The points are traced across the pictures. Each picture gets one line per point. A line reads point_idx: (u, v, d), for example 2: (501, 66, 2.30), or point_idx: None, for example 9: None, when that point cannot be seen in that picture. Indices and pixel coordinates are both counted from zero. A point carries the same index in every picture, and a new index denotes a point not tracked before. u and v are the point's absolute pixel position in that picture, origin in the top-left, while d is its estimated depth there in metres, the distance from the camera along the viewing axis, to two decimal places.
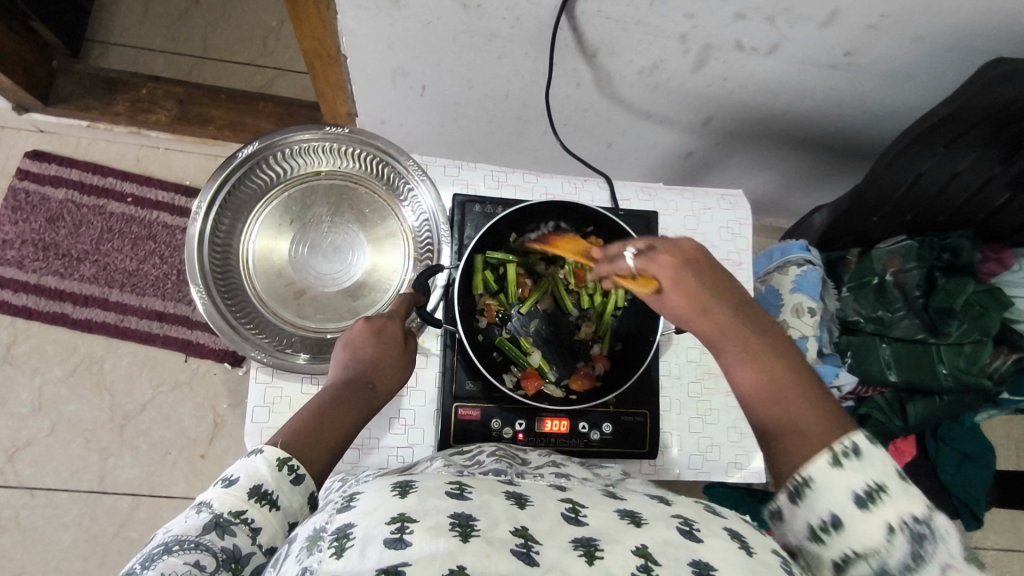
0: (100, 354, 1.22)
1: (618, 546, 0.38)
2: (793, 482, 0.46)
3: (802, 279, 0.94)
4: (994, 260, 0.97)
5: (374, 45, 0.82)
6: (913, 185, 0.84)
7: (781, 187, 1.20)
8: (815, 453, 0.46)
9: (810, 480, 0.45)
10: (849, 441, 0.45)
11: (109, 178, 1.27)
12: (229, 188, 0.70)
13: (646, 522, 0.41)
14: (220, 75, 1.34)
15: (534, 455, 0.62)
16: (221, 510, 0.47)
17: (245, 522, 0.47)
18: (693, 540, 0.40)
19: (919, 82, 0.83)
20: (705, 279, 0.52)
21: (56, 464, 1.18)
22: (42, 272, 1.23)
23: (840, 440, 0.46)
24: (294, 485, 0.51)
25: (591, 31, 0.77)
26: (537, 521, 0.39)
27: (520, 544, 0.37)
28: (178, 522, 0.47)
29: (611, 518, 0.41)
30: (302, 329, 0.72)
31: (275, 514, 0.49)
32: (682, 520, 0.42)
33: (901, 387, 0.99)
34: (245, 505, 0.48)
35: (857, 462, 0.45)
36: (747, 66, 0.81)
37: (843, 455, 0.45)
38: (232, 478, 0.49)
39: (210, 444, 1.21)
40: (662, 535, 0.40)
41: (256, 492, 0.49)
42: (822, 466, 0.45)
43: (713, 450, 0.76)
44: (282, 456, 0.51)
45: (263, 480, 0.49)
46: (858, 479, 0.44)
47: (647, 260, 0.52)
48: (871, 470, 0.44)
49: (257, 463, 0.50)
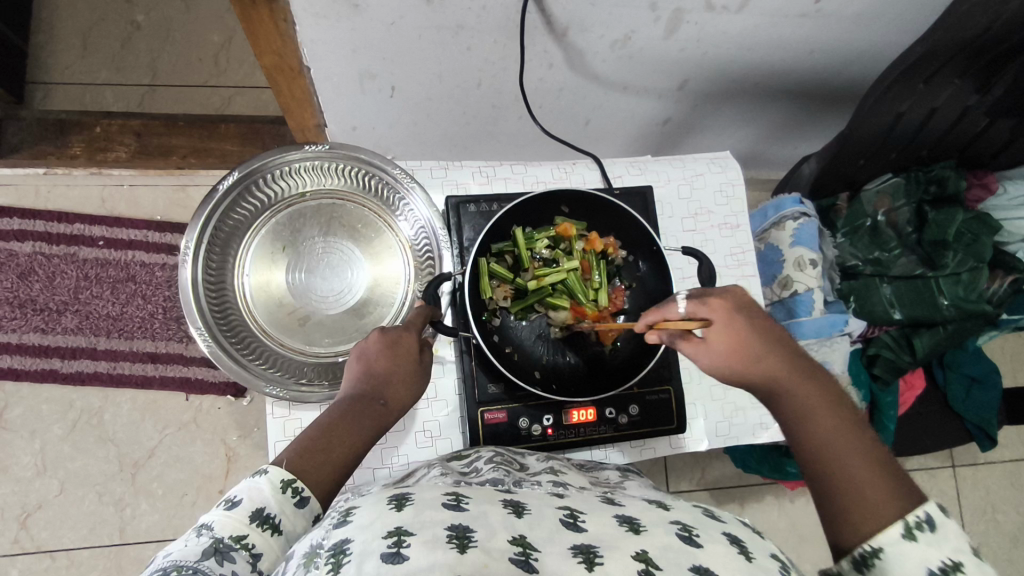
0: (98, 405, 1.19)
1: (617, 553, 0.38)
2: (860, 550, 0.45)
3: (801, 233, 0.95)
4: (980, 186, 0.99)
5: (338, 52, 0.80)
6: (895, 124, 0.84)
7: (760, 140, 1.20)
8: (886, 524, 0.45)
9: (880, 550, 0.44)
10: (924, 513, 0.45)
11: (75, 224, 1.22)
12: (214, 224, 0.68)
13: (645, 530, 0.42)
14: (175, 102, 1.29)
15: (531, 460, 0.62)
16: (221, 534, 0.46)
17: (246, 547, 0.46)
18: (694, 546, 0.41)
19: (888, 20, 0.82)
20: (762, 331, 0.54)
21: (72, 523, 1.15)
22: (23, 330, 1.18)
23: (912, 511, 0.45)
24: (298, 508, 0.49)
25: (560, 10, 0.75)
26: (535, 528, 0.40)
27: (519, 553, 0.37)
28: (177, 547, 0.45)
29: (609, 524, 0.42)
30: (314, 356, 0.70)
31: (278, 539, 0.47)
32: (682, 526, 0.43)
33: (906, 323, 1.01)
34: (245, 530, 0.47)
35: (931, 534, 0.44)
36: (719, 25, 0.80)
37: (916, 528, 0.44)
38: (234, 501, 0.48)
39: (226, 478, 1.19)
40: (662, 541, 0.40)
41: (258, 516, 0.47)
42: (894, 537, 0.44)
43: (738, 415, 0.76)
44: (287, 477, 0.50)
45: (266, 504, 0.48)
46: (933, 554, 0.43)
47: (700, 304, 0.55)
48: (947, 546, 0.44)
49: (261, 485, 0.49)
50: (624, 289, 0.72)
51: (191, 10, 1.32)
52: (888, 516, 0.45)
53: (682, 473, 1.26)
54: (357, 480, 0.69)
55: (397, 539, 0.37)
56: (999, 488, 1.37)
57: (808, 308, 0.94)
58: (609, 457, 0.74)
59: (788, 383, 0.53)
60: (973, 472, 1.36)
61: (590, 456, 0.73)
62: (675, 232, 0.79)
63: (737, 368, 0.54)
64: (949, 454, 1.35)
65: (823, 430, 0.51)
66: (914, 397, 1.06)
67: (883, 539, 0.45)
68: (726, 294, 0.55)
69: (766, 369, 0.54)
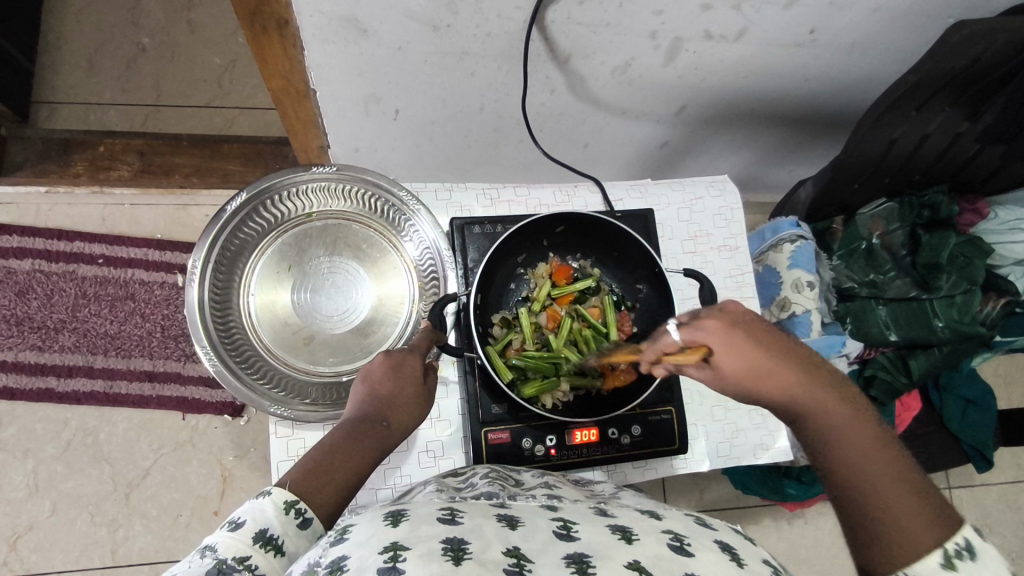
0: (93, 425, 1.18)
1: (611, 562, 0.38)
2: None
3: (797, 255, 0.97)
4: (971, 211, 1.01)
5: (343, 76, 0.81)
6: (888, 150, 0.86)
7: (756, 164, 1.22)
8: (924, 553, 0.44)
9: None
10: (962, 540, 0.44)
11: (75, 242, 1.22)
12: (222, 243, 0.69)
13: (637, 539, 0.42)
14: (178, 121, 1.30)
15: (527, 476, 0.62)
16: (224, 555, 0.45)
17: (249, 567, 0.45)
18: (684, 555, 0.41)
19: (879, 50, 0.85)
20: (778, 351, 0.50)
21: (63, 546, 1.13)
22: (19, 348, 1.18)
23: (952, 540, 0.44)
24: (302, 529, 0.49)
25: (562, 37, 0.77)
26: (528, 540, 0.40)
27: (513, 564, 0.37)
28: (180, 568, 0.44)
29: (602, 533, 0.42)
30: (316, 375, 0.71)
31: (281, 560, 0.47)
32: (673, 536, 0.43)
33: (902, 345, 1.02)
34: (248, 551, 0.46)
35: (971, 563, 0.43)
36: (716, 53, 0.82)
37: (955, 556, 0.43)
38: (238, 522, 0.48)
39: (222, 500, 1.18)
40: (654, 550, 0.41)
41: (261, 537, 0.47)
42: (932, 566, 0.43)
43: (739, 435, 0.77)
44: (289, 498, 0.50)
45: (269, 524, 0.48)
46: None
47: (694, 330, 0.50)
48: (986, 572, 0.43)
49: (264, 506, 0.49)
50: (629, 313, 0.73)
51: (195, 32, 1.34)
52: (931, 545, 0.44)
53: (680, 495, 1.26)
54: (359, 501, 0.68)
55: (393, 554, 0.37)
56: (996, 511, 1.38)
57: (806, 327, 0.95)
58: (612, 477, 0.74)
59: (822, 412, 0.49)
60: (969, 494, 1.37)
61: (592, 477, 0.73)
62: (675, 254, 0.81)
63: (757, 394, 0.50)
64: (946, 475, 1.36)
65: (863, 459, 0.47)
66: (910, 418, 1.07)
67: (921, 569, 0.43)
68: (722, 309, 0.51)
69: (808, 396, 0.49)
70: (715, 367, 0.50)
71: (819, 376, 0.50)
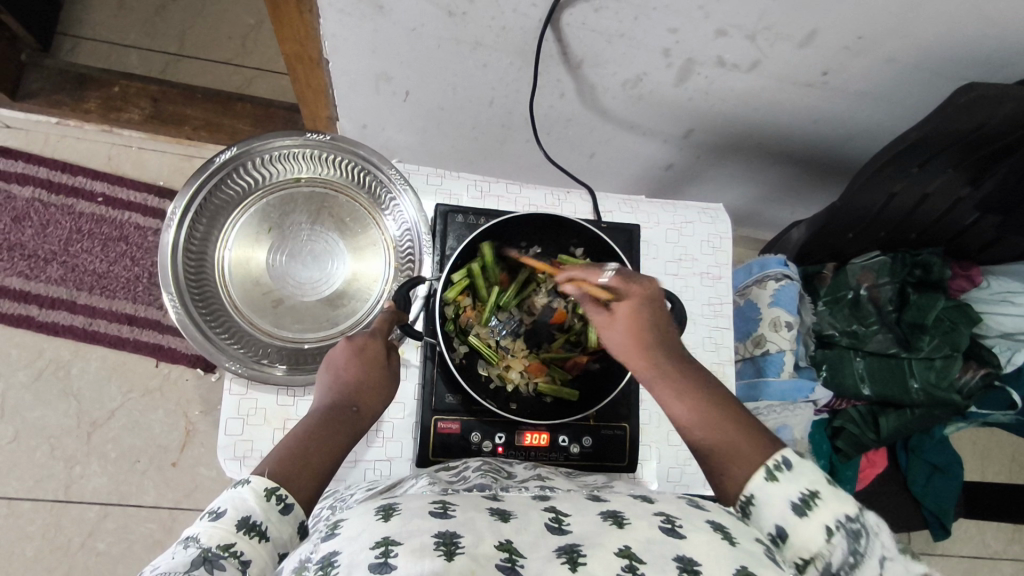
0: (67, 358, 1.18)
1: (602, 551, 0.38)
2: (739, 501, 0.50)
3: (780, 294, 0.95)
4: (963, 277, 1.01)
5: (357, 50, 0.82)
6: (886, 203, 0.85)
7: (759, 200, 1.22)
8: (753, 473, 0.50)
9: (753, 498, 0.50)
10: (783, 457, 0.51)
11: (78, 176, 1.23)
12: (204, 195, 0.69)
13: (629, 523, 0.41)
14: (198, 74, 1.31)
15: (519, 467, 0.62)
16: (209, 544, 0.45)
17: (234, 556, 0.45)
18: (676, 537, 0.40)
19: (892, 102, 0.84)
20: (652, 317, 0.57)
21: (20, 473, 1.14)
22: (7, 273, 1.19)
23: (774, 457, 0.51)
24: (282, 515, 0.48)
25: (576, 42, 0.77)
26: (520, 534, 0.40)
27: (505, 559, 0.37)
28: (164, 560, 0.44)
29: (594, 522, 0.41)
30: (279, 339, 0.71)
31: (265, 545, 0.46)
32: (665, 517, 0.43)
33: (874, 400, 1.01)
34: (233, 539, 0.45)
35: (789, 474, 0.50)
36: (728, 82, 0.82)
37: (777, 470, 0.50)
38: (218, 511, 0.47)
39: (181, 452, 1.18)
40: (645, 534, 0.40)
41: (244, 524, 0.46)
42: (760, 483, 0.49)
43: (691, 463, 0.76)
44: (269, 485, 0.49)
45: (251, 512, 0.47)
46: (794, 489, 0.49)
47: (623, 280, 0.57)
48: (802, 479, 0.49)
49: (244, 493, 0.48)
50: None
51: None
52: (756, 467, 0.50)
53: None
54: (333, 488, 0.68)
55: (385, 549, 0.37)
56: None
57: (777, 368, 0.94)
58: None
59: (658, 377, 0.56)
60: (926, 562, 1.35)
61: None
62: (657, 274, 0.80)
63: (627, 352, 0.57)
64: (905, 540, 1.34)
65: (691, 412, 0.54)
66: (874, 474, 1.06)
67: (755, 487, 0.50)
68: (646, 285, 0.58)
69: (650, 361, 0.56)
70: (614, 314, 0.57)
71: (671, 345, 0.57)
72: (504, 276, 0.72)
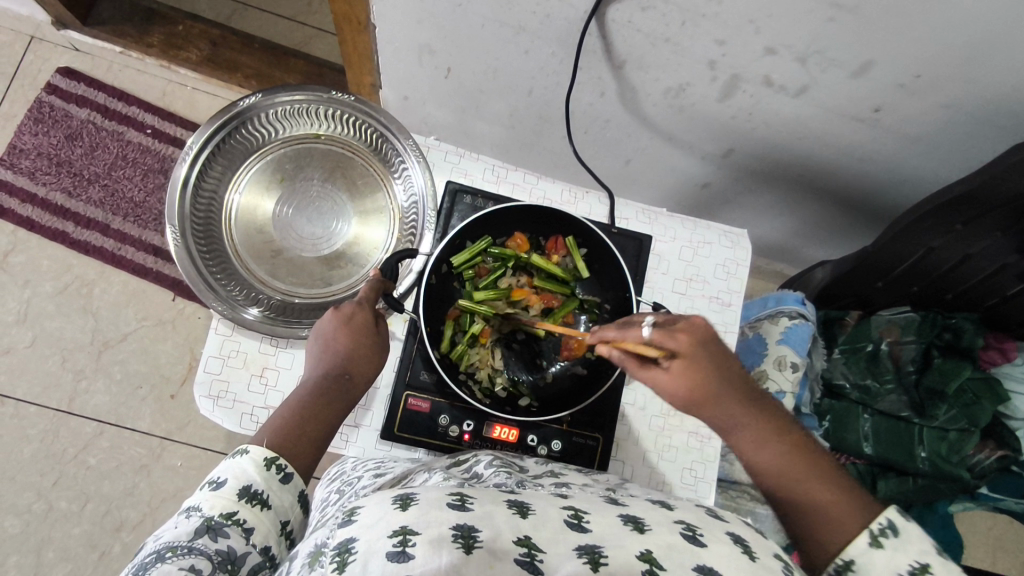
0: (92, 277, 1.23)
1: (623, 552, 0.35)
2: (833, 565, 0.48)
3: (791, 332, 0.92)
4: (997, 349, 0.94)
5: (403, 19, 0.81)
6: (922, 258, 0.80)
7: (796, 235, 1.17)
8: (852, 535, 0.48)
9: (852, 563, 0.47)
10: (885, 519, 0.48)
11: (132, 106, 1.27)
12: (225, 136, 0.70)
13: (649, 528, 0.38)
14: (260, 25, 1.33)
15: (531, 463, 0.59)
16: (211, 513, 0.46)
17: (237, 523, 0.46)
18: (696, 545, 0.37)
19: (949, 151, 0.79)
20: (715, 359, 0.53)
21: (30, 377, 1.19)
22: (51, 187, 1.24)
23: (875, 520, 0.48)
24: (283, 484, 0.50)
25: (621, 41, 0.75)
26: (539, 529, 0.36)
27: (523, 554, 0.35)
28: (168, 530, 0.45)
29: (613, 523, 0.38)
30: (270, 289, 0.72)
31: (267, 513, 0.48)
32: (685, 525, 0.39)
33: (876, 461, 0.95)
34: (235, 507, 0.47)
35: (893, 541, 0.47)
36: (774, 104, 0.79)
37: (880, 535, 0.47)
38: (219, 481, 0.48)
39: (181, 386, 1.22)
40: (666, 538, 0.37)
41: (246, 493, 0.48)
42: (861, 547, 0.47)
43: (664, 489, 0.73)
44: (269, 456, 0.50)
45: (252, 481, 0.48)
46: (901, 559, 0.46)
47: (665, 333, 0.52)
48: (911, 549, 0.46)
49: (244, 463, 0.49)
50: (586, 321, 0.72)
51: None
52: (855, 529, 0.48)
53: None
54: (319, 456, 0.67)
55: (403, 538, 0.33)
56: None
57: None
58: None
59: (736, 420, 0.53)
60: None
61: None
62: (663, 289, 0.77)
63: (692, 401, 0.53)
64: None
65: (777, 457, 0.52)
66: None
67: (853, 551, 0.47)
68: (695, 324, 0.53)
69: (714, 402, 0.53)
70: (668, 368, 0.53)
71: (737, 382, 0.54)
72: (487, 266, 0.71)
